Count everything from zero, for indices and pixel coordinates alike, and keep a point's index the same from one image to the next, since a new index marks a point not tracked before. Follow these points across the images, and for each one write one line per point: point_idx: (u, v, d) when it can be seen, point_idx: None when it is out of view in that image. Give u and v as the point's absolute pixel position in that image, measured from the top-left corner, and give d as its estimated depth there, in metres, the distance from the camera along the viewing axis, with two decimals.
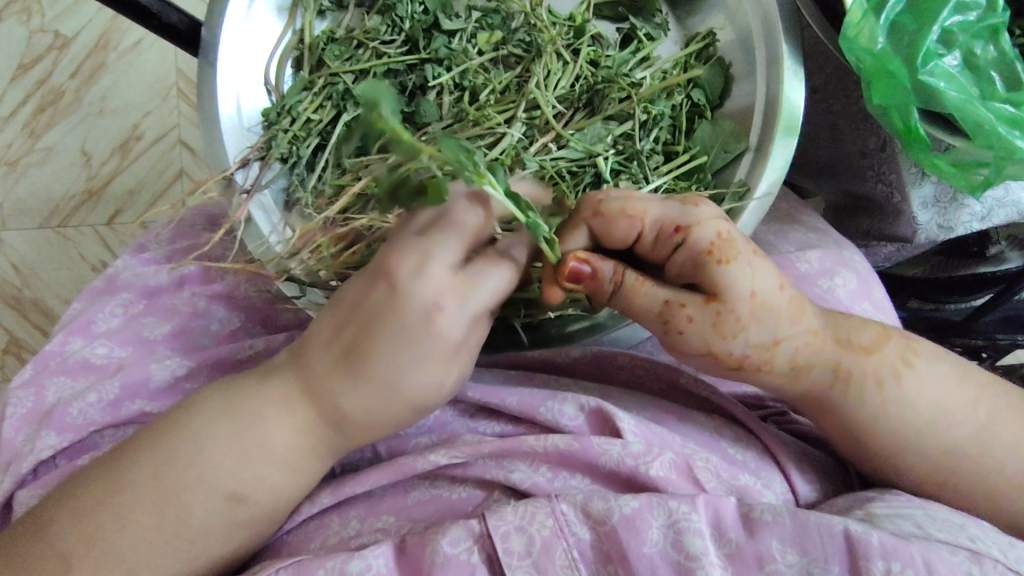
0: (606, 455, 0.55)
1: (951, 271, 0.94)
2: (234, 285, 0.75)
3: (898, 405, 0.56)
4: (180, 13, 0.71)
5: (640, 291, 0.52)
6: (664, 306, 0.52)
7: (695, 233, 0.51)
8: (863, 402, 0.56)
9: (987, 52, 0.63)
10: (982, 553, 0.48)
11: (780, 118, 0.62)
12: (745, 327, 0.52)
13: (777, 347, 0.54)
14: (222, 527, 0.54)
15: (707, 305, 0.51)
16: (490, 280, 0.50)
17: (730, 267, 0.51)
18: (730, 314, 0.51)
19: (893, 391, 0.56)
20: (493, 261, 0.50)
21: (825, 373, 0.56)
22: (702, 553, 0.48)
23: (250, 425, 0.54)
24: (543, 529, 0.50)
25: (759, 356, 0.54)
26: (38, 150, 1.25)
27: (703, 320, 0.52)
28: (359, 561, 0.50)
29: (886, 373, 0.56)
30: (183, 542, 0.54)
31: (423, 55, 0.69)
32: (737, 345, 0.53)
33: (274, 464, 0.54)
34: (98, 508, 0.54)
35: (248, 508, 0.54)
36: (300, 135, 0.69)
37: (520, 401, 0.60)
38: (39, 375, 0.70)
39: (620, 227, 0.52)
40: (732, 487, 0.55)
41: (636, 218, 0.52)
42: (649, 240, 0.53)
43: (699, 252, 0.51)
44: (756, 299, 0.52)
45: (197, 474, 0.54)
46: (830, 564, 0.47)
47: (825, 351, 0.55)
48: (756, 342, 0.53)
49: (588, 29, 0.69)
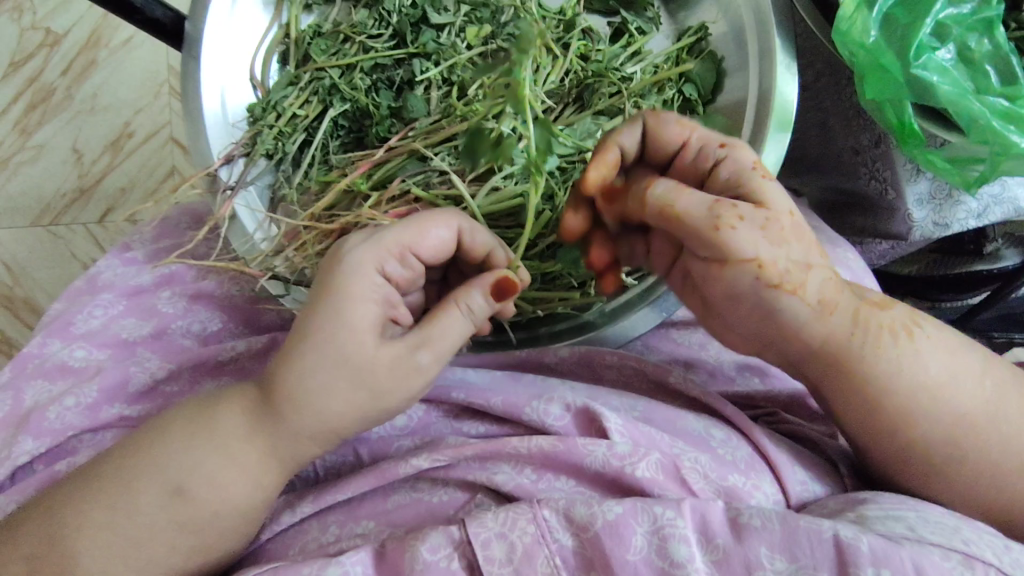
0: (592, 456, 0.54)
1: (947, 270, 0.92)
2: (217, 286, 0.73)
3: (928, 352, 0.55)
4: (164, 8, 0.69)
5: (679, 195, 0.50)
6: (715, 206, 0.50)
7: (740, 149, 0.54)
8: (882, 351, 0.54)
9: (982, 45, 0.61)
10: (974, 557, 0.47)
11: (771, 114, 0.61)
12: (788, 240, 0.52)
13: (810, 271, 0.53)
14: (169, 528, 0.53)
15: (756, 209, 0.51)
16: (434, 229, 0.53)
17: (773, 183, 0.53)
18: (774, 220, 0.52)
19: (908, 345, 0.54)
20: (438, 215, 0.54)
21: (846, 318, 0.54)
22: (688, 560, 0.47)
23: (204, 431, 0.54)
24: (524, 536, 0.49)
25: (797, 272, 0.52)
26: (27, 149, 1.24)
27: (754, 219, 0.51)
28: (336, 568, 0.49)
29: (900, 326, 0.55)
30: (129, 545, 0.53)
31: (410, 49, 0.68)
32: (780, 255, 0.52)
33: (221, 465, 0.53)
34: (63, 505, 0.54)
35: (191, 508, 0.52)
36: (286, 131, 0.68)
37: (505, 402, 0.59)
38: (18, 377, 0.69)
39: (671, 135, 0.54)
40: (720, 488, 0.54)
41: (688, 127, 0.54)
42: (693, 154, 0.55)
43: (745, 166, 0.53)
44: (793, 218, 0.53)
45: (148, 463, 0.53)
46: (819, 570, 0.46)
47: (847, 293, 0.55)
48: (795, 259, 0.52)
49: (579, 23, 0.68)
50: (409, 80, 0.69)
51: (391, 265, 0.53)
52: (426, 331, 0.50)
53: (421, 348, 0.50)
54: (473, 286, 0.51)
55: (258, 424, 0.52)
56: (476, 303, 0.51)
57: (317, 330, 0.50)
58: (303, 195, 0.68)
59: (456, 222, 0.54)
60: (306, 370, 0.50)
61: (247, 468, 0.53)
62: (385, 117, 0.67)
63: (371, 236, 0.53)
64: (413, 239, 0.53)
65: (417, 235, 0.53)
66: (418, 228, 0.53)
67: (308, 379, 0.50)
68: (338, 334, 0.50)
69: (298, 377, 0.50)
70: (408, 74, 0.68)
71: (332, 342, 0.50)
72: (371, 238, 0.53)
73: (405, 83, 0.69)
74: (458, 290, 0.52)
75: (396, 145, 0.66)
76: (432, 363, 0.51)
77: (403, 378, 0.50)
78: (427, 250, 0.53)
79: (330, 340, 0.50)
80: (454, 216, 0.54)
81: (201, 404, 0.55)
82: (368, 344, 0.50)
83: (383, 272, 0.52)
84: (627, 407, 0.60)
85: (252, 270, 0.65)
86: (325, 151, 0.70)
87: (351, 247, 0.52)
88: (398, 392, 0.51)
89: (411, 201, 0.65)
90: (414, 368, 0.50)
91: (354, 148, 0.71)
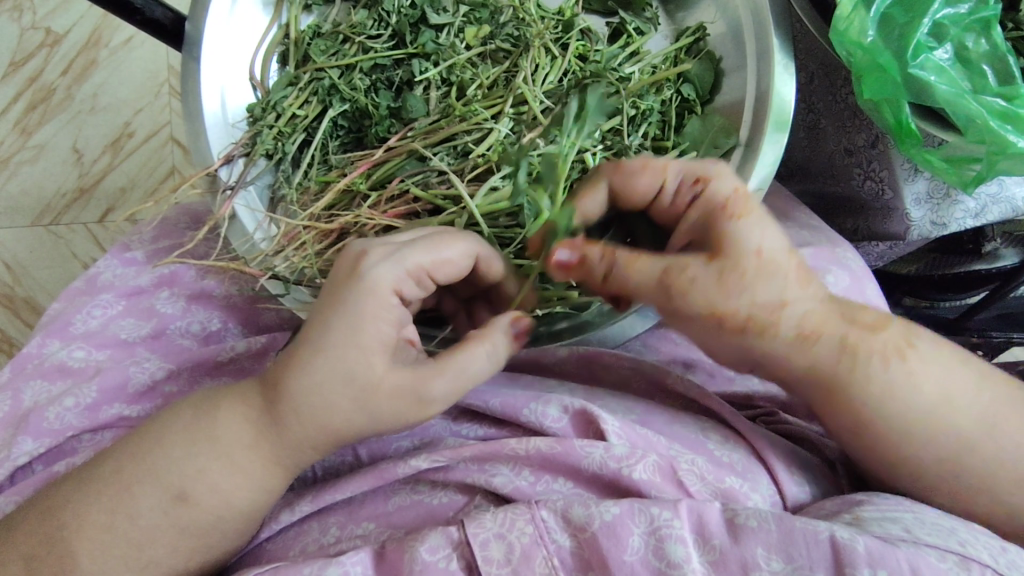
0: (589, 458, 0.55)
1: (945, 268, 0.93)
2: (217, 287, 0.74)
3: (920, 374, 0.54)
4: (164, 8, 0.69)
5: (631, 266, 0.52)
6: (663, 273, 0.51)
7: (712, 183, 0.53)
8: (872, 377, 0.54)
9: (979, 45, 0.62)
10: (970, 558, 0.48)
11: (769, 114, 0.61)
12: (749, 286, 0.51)
13: (783, 311, 0.52)
14: (168, 529, 0.53)
15: (709, 263, 0.50)
16: (456, 254, 0.53)
17: (743, 222, 0.51)
18: (734, 269, 0.50)
19: (898, 370, 0.54)
20: (462, 239, 0.53)
21: (832, 349, 0.54)
22: (684, 561, 0.47)
23: (203, 433, 0.54)
24: (523, 536, 0.49)
25: (764, 317, 0.52)
26: (28, 148, 1.24)
27: (705, 278, 0.50)
28: (336, 568, 0.49)
29: (891, 352, 0.54)
30: (132, 547, 0.53)
31: (410, 50, 0.68)
32: (742, 304, 0.51)
33: (221, 468, 0.53)
34: (64, 507, 0.54)
35: (191, 510, 0.53)
36: (286, 131, 0.68)
37: (503, 404, 0.60)
38: (17, 377, 0.69)
39: (641, 181, 0.55)
40: (717, 490, 0.54)
41: (658, 173, 0.54)
42: (671, 192, 0.55)
43: (713, 204, 0.52)
44: (762, 256, 0.51)
45: (148, 466, 0.54)
46: (815, 571, 0.46)
47: (833, 322, 0.54)
48: (760, 303, 0.51)
49: (577, 23, 0.68)
50: (408, 80, 0.69)
51: (409, 287, 0.52)
52: (445, 363, 0.50)
53: (437, 382, 0.50)
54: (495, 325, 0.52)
55: (259, 427, 0.52)
56: (500, 343, 0.52)
57: (335, 350, 0.49)
58: (302, 195, 0.68)
59: (476, 249, 0.54)
60: (314, 385, 0.50)
61: (247, 471, 0.53)
62: (385, 118, 0.67)
63: (391, 253, 0.51)
64: (435, 261, 0.52)
65: (439, 258, 0.52)
66: (441, 251, 0.52)
67: (308, 386, 0.50)
68: (360, 356, 0.49)
69: (299, 382, 0.50)
70: (407, 74, 0.68)
71: (351, 364, 0.49)
72: (391, 255, 0.51)
73: (404, 83, 0.69)
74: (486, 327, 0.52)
75: (395, 145, 0.66)
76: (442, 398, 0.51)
77: (412, 409, 0.50)
78: (444, 272, 0.53)
79: (349, 361, 0.49)
80: (475, 245, 0.54)
81: (201, 403, 0.56)
82: (387, 368, 0.50)
83: (401, 293, 0.51)
84: (625, 410, 0.60)
85: (251, 269, 0.65)
86: (324, 152, 0.70)
87: (371, 261, 0.51)
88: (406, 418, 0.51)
89: (410, 200, 0.66)
90: (424, 400, 0.50)
91: (354, 148, 0.71)
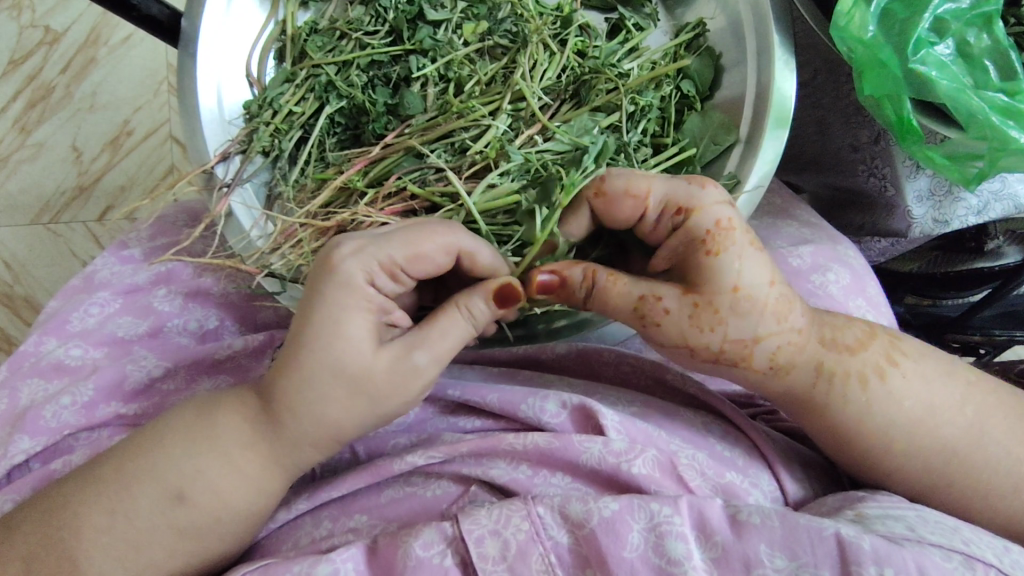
0: (588, 453, 0.54)
1: (949, 267, 0.91)
2: (214, 284, 0.73)
3: (902, 392, 0.54)
4: (160, 4, 0.69)
5: (613, 288, 0.51)
6: (639, 301, 0.51)
7: (695, 217, 0.50)
8: (849, 403, 0.54)
9: (981, 40, 0.61)
10: (975, 557, 0.47)
11: (770, 109, 0.61)
12: (723, 322, 0.50)
13: (755, 345, 0.52)
14: (164, 527, 0.53)
15: (684, 297, 0.50)
16: (429, 241, 0.50)
17: (720, 258, 0.49)
18: (708, 307, 0.50)
19: (877, 391, 0.54)
20: (433, 229, 0.51)
21: (808, 372, 0.54)
22: (685, 558, 0.47)
23: (200, 433, 0.53)
24: (519, 533, 0.49)
25: (736, 351, 0.52)
26: (27, 147, 1.24)
27: (679, 311, 0.50)
28: (328, 565, 0.49)
29: (870, 372, 0.54)
30: (127, 545, 0.53)
31: (407, 47, 0.67)
32: (713, 339, 0.51)
33: (218, 466, 0.52)
34: (60, 507, 0.54)
35: (186, 508, 0.52)
36: (282, 128, 0.67)
37: (501, 399, 0.59)
38: (15, 375, 0.69)
39: (623, 208, 0.52)
40: (717, 486, 0.54)
41: (641, 199, 0.51)
42: (653, 218, 0.52)
43: (693, 239, 0.50)
44: (739, 293, 0.50)
45: (147, 465, 0.53)
46: (819, 569, 0.46)
47: (809, 348, 0.54)
48: (733, 338, 0.51)
49: (575, 19, 0.67)
50: (406, 77, 0.68)
51: (382, 278, 0.50)
52: (424, 332, 0.49)
53: (419, 349, 0.49)
54: (475, 290, 0.49)
55: (256, 426, 0.52)
56: (480, 309, 0.49)
57: (312, 338, 0.48)
58: (299, 192, 0.68)
59: (456, 242, 0.51)
60: (303, 383, 0.49)
61: (241, 468, 0.53)
62: (382, 114, 0.67)
63: (363, 245, 0.50)
64: (407, 253, 0.50)
65: (413, 251, 0.50)
66: (414, 246, 0.50)
67: (298, 386, 0.49)
68: (331, 346, 0.48)
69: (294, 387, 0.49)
70: (404, 71, 0.68)
71: (325, 352, 0.48)
72: (358, 250, 0.50)
73: (402, 80, 0.68)
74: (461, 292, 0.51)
75: (392, 142, 0.66)
76: (430, 364, 0.49)
77: (400, 383, 0.49)
78: (424, 263, 0.51)
79: (324, 347, 0.48)
80: (455, 237, 0.51)
81: (198, 404, 0.55)
82: (363, 354, 0.49)
83: (373, 284, 0.50)
84: (624, 403, 0.60)
85: (248, 266, 0.65)
86: (321, 148, 0.69)
87: (339, 255, 0.50)
88: (400, 398, 0.50)
89: (407, 198, 0.65)
90: (413, 370, 0.49)
91: (351, 145, 0.70)
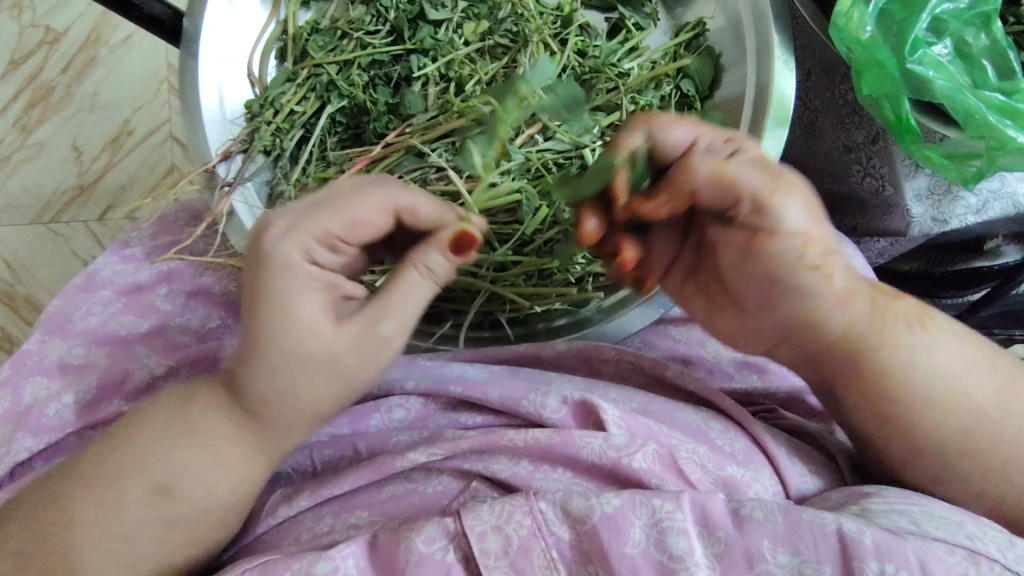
0: (588, 448, 0.55)
1: (946, 265, 0.91)
2: (215, 282, 0.74)
3: (938, 345, 0.54)
4: (162, 4, 0.69)
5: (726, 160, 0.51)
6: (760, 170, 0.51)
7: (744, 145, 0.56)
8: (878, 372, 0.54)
9: (979, 39, 0.61)
10: (978, 552, 0.47)
11: (770, 108, 0.60)
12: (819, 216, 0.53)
13: (839, 253, 0.54)
14: (154, 522, 0.53)
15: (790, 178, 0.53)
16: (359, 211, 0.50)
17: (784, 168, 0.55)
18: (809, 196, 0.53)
19: (896, 365, 0.54)
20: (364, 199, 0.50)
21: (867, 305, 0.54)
22: (686, 553, 0.47)
23: (180, 426, 0.53)
24: (521, 529, 0.49)
25: (829, 247, 0.53)
26: (28, 146, 1.24)
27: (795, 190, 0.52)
28: (328, 562, 0.49)
29: (913, 318, 0.55)
30: (120, 541, 0.53)
31: (408, 46, 0.68)
32: (819, 231, 0.52)
33: (207, 461, 0.53)
34: (50, 500, 0.54)
35: (176, 503, 0.53)
36: (283, 127, 0.68)
37: (502, 394, 0.60)
38: (17, 373, 0.68)
39: None
40: (718, 480, 0.54)
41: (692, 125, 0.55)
42: None
43: None
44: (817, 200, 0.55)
45: (133, 460, 0.53)
46: (821, 564, 0.46)
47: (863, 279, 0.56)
48: (827, 238, 0.53)
49: (576, 19, 0.68)
50: (407, 76, 0.68)
51: (319, 251, 0.50)
52: (383, 302, 0.48)
53: (384, 320, 0.48)
54: (430, 245, 0.48)
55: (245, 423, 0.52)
56: (437, 263, 0.48)
57: (264, 330, 0.48)
58: (300, 191, 0.68)
59: (391, 201, 0.51)
60: (273, 375, 0.49)
61: (232, 463, 0.53)
62: (383, 113, 0.68)
63: (290, 222, 0.49)
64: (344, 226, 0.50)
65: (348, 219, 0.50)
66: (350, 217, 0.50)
67: (271, 375, 0.49)
68: (287, 330, 0.47)
69: (266, 381, 0.49)
70: (406, 71, 0.68)
71: (282, 339, 0.47)
72: (290, 233, 0.49)
73: (403, 79, 0.69)
74: (412, 252, 0.49)
75: (393, 141, 0.67)
76: (398, 331, 0.48)
77: (370, 355, 0.48)
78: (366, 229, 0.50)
79: (281, 335, 0.47)
80: (389, 196, 0.51)
81: (179, 397, 0.55)
82: (322, 333, 0.47)
83: (311, 259, 0.49)
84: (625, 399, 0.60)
85: None
86: (322, 147, 0.70)
87: (268, 240, 0.48)
88: (370, 369, 0.49)
89: None
90: (379, 341, 0.48)
91: (352, 144, 0.71)
